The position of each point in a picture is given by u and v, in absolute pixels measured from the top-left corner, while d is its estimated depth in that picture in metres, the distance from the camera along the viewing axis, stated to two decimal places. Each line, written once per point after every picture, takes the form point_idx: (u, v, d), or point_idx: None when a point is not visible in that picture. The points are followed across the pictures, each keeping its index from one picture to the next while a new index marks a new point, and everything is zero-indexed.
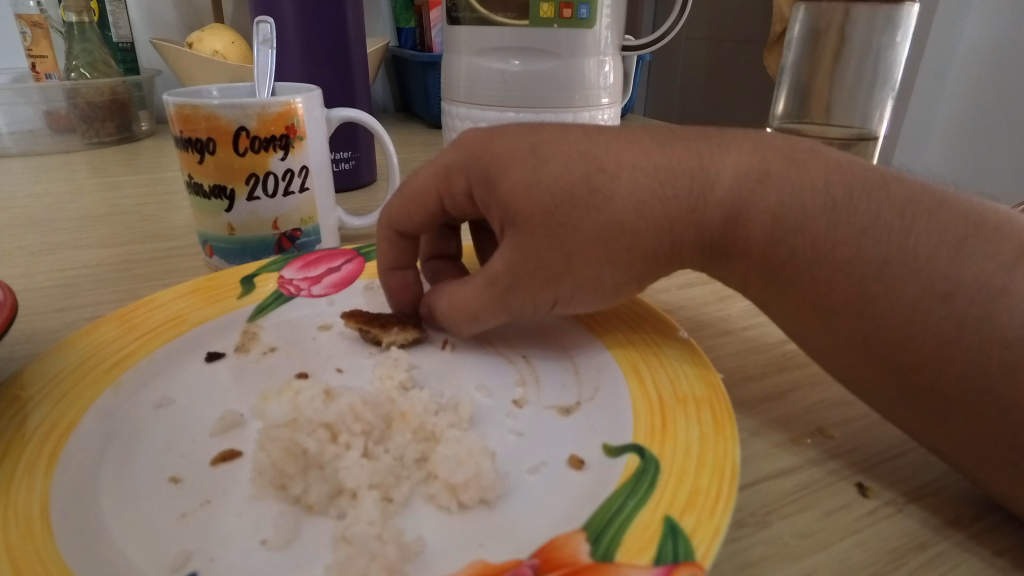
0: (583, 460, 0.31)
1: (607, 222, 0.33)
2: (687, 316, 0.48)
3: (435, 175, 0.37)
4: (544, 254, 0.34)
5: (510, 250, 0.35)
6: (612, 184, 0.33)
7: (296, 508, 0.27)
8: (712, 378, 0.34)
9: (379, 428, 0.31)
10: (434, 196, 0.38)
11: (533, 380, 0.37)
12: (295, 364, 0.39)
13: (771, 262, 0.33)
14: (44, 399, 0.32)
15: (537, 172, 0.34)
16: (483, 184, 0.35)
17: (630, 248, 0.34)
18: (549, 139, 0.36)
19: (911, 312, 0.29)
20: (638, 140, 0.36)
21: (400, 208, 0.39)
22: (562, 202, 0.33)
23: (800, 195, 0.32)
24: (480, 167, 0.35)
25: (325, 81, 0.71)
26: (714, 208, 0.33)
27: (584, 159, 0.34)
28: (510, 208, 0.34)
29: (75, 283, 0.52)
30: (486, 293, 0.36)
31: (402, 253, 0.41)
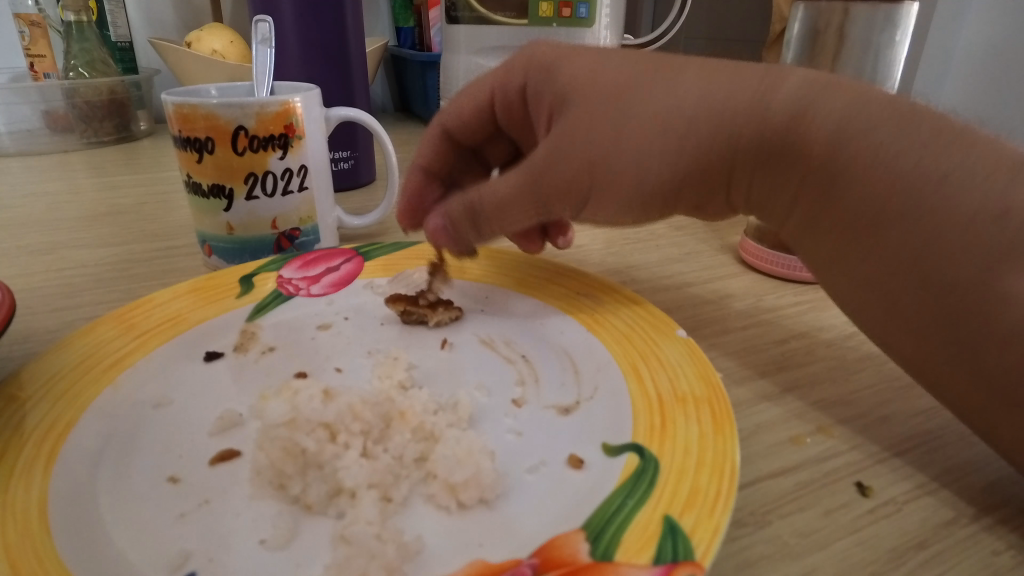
0: (583, 460, 0.31)
1: (661, 111, 0.34)
2: (687, 315, 0.48)
3: (504, 77, 0.44)
4: None
5: (563, 131, 0.36)
6: (672, 88, 0.34)
7: (296, 508, 0.27)
8: (712, 378, 0.33)
9: (379, 428, 0.31)
10: (506, 97, 0.43)
11: (532, 380, 0.37)
12: (294, 364, 0.39)
13: (825, 168, 0.32)
14: (43, 399, 0.32)
15: (604, 73, 0.36)
16: (554, 96, 0.38)
17: (683, 140, 0.34)
18: (618, 60, 0.37)
19: (960, 226, 0.29)
20: (703, 61, 0.36)
21: (472, 112, 0.47)
22: None
23: (862, 103, 0.32)
24: (543, 66, 0.40)
25: (324, 80, 0.71)
26: (779, 113, 0.33)
27: (648, 70, 0.35)
28: (567, 99, 0.36)
29: (74, 283, 0.52)
30: (526, 177, 0.37)
31: (458, 163, 0.44)
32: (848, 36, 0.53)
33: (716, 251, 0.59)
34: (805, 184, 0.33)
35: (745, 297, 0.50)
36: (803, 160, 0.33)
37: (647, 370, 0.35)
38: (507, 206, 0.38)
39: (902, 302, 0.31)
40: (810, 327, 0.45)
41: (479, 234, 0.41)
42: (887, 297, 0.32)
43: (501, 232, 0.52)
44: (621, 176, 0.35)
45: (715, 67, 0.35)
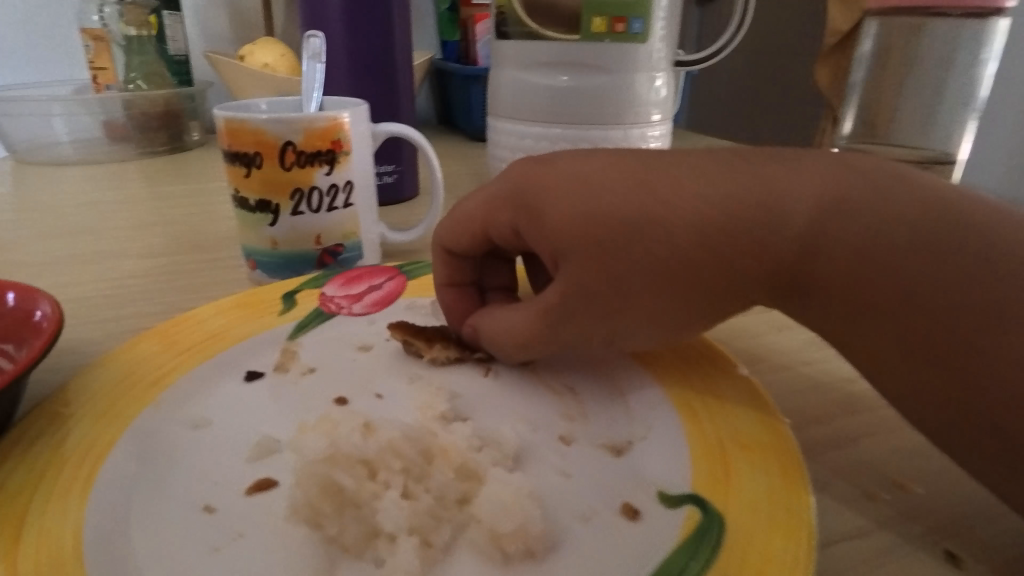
0: (638, 509, 0.28)
1: (665, 249, 0.32)
2: (743, 347, 0.45)
3: (481, 203, 0.35)
4: (598, 287, 0.33)
5: (564, 275, 0.33)
6: (668, 212, 0.32)
7: (332, 551, 0.26)
8: (778, 425, 0.31)
9: (419, 465, 0.29)
10: (480, 225, 0.35)
11: (580, 415, 0.35)
12: (333, 387, 0.38)
13: (848, 302, 0.31)
14: (84, 419, 0.32)
15: (590, 200, 0.32)
16: (528, 218, 0.33)
17: (692, 279, 0.32)
18: (603, 165, 0.34)
19: (1011, 379, 0.26)
20: (699, 163, 0.34)
21: (448, 232, 0.37)
22: (615, 232, 0.32)
23: (868, 223, 0.30)
24: (522, 197, 0.33)
25: (370, 95, 0.71)
26: (787, 242, 0.32)
27: (639, 185, 0.32)
28: (556, 242, 0.32)
29: (122, 294, 0.52)
30: (538, 321, 0.34)
31: (460, 273, 0.39)
32: None
33: None
34: (841, 322, 0.32)
35: (806, 328, 0.47)
36: (831, 296, 0.31)
37: (704, 407, 0.33)
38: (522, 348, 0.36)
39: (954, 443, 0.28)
40: None
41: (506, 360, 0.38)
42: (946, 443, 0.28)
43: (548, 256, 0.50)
44: (641, 317, 0.33)
45: (717, 173, 0.33)
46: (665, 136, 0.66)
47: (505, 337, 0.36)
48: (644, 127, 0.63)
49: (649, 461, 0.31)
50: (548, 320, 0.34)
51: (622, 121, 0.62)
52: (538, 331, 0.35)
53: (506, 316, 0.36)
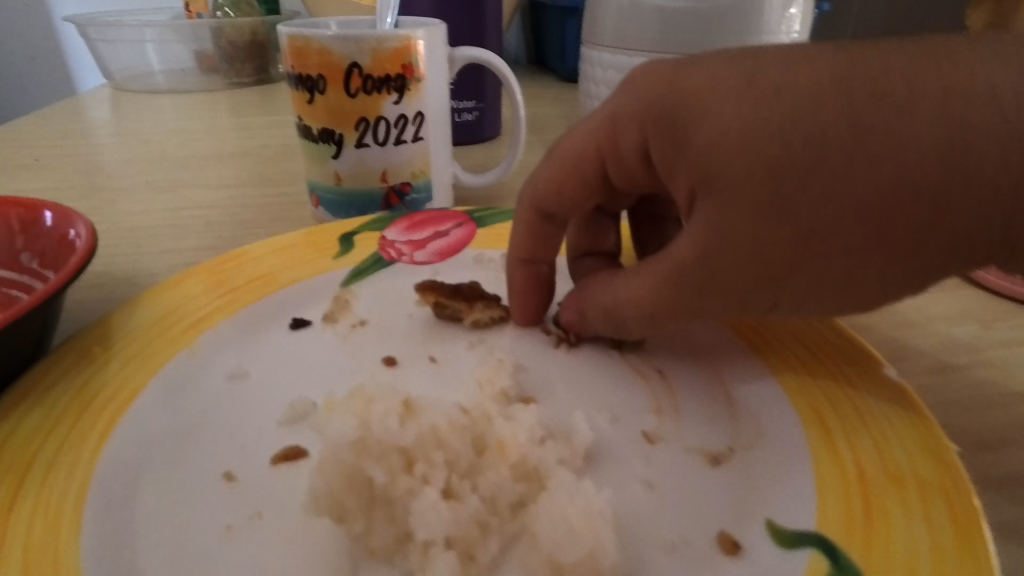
0: (740, 545, 0.22)
1: (875, 187, 0.22)
2: (882, 338, 0.36)
3: (596, 131, 0.27)
4: (759, 238, 0.23)
5: (710, 219, 0.24)
6: (893, 128, 0.21)
7: (356, 551, 0.21)
8: (945, 453, 0.23)
9: (468, 458, 0.24)
10: (596, 160, 0.28)
11: (671, 408, 0.28)
12: (384, 346, 0.33)
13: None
14: (115, 360, 0.29)
15: (764, 108, 0.22)
16: (668, 139, 0.24)
17: (911, 232, 0.22)
18: (783, 61, 0.23)
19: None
20: (948, 56, 0.22)
21: (548, 185, 0.29)
22: (797, 160, 0.22)
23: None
24: (664, 109, 0.24)
25: (454, 20, 0.64)
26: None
27: (843, 89, 0.22)
28: (707, 170, 0.23)
29: (186, 224, 0.50)
30: (667, 282, 0.26)
31: (551, 244, 0.32)
32: None
33: None
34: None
35: (966, 322, 0.37)
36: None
37: (839, 422, 0.25)
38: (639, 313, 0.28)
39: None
40: None
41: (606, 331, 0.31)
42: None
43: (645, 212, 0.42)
44: (822, 283, 0.24)
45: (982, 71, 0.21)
46: None
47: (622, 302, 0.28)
48: None
49: (759, 478, 0.25)
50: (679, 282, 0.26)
51: None
52: (664, 298, 0.27)
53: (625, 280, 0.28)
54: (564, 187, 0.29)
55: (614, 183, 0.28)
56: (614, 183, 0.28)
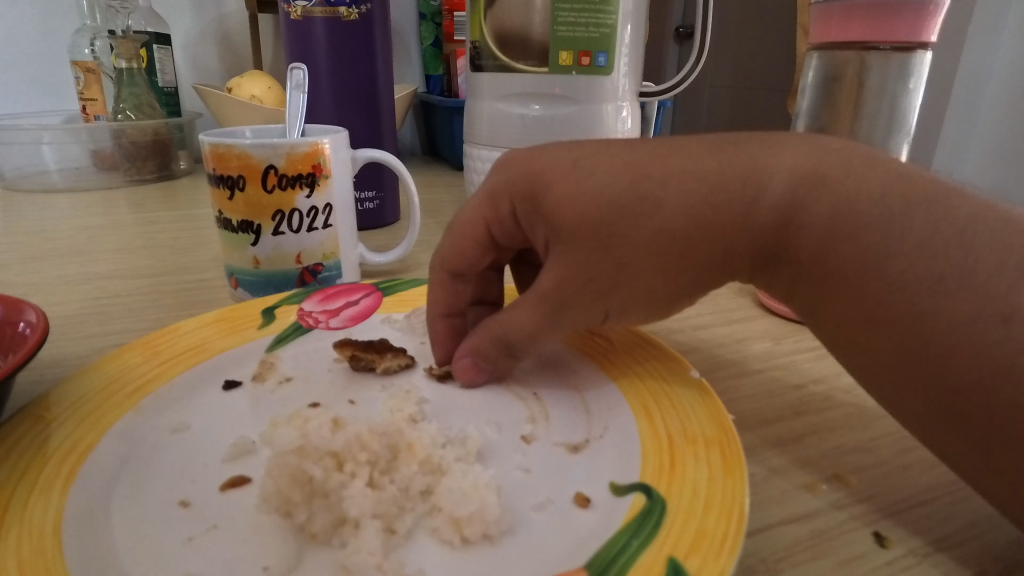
0: (589, 499, 0.30)
1: (659, 228, 0.32)
2: (703, 356, 0.47)
3: (481, 204, 0.37)
4: (595, 264, 0.33)
5: (562, 260, 0.33)
6: (662, 190, 0.32)
7: (301, 536, 0.27)
8: (723, 418, 0.33)
9: (386, 459, 0.31)
10: (483, 225, 0.37)
11: (543, 417, 0.37)
12: (309, 395, 0.40)
13: (822, 271, 0.32)
14: (67, 421, 0.33)
15: (583, 183, 0.32)
16: (528, 203, 0.34)
17: (682, 254, 0.32)
18: (588, 150, 0.34)
19: (963, 326, 0.28)
20: (676, 145, 0.34)
21: (452, 251, 0.39)
22: (608, 211, 0.32)
23: (837, 186, 0.31)
24: (522, 186, 0.34)
25: (354, 124, 0.75)
26: (769, 211, 0.32)
27: (629, 168, 0.33)
28: (556, 224, 0.33)
29: (106, 311, 0.54)
30: (540, 312, 0.35)
31: (452, 293, 0.41)
32: (868, 82, 0.52)
33: (734, 293, 0.59)
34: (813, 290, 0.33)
35: (762, 340, 0.50)
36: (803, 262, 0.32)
37: (658, 411, 0.35)
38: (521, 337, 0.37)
39: (913, 398, 0.30)
40: (828, 371, 0.45)
41: (494, 363, 0.39)
42: (897, 398, 0.31)
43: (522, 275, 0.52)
44: (634, 294, 0.34)
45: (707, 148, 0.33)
46: None
47: (505, 329, 0.37)
48: None
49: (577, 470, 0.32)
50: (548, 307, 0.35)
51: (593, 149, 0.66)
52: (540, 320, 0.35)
53: (508, 312, 0.37)
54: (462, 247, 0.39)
55: (499, 242, 0.38)
56: (498, 242, 0.38)
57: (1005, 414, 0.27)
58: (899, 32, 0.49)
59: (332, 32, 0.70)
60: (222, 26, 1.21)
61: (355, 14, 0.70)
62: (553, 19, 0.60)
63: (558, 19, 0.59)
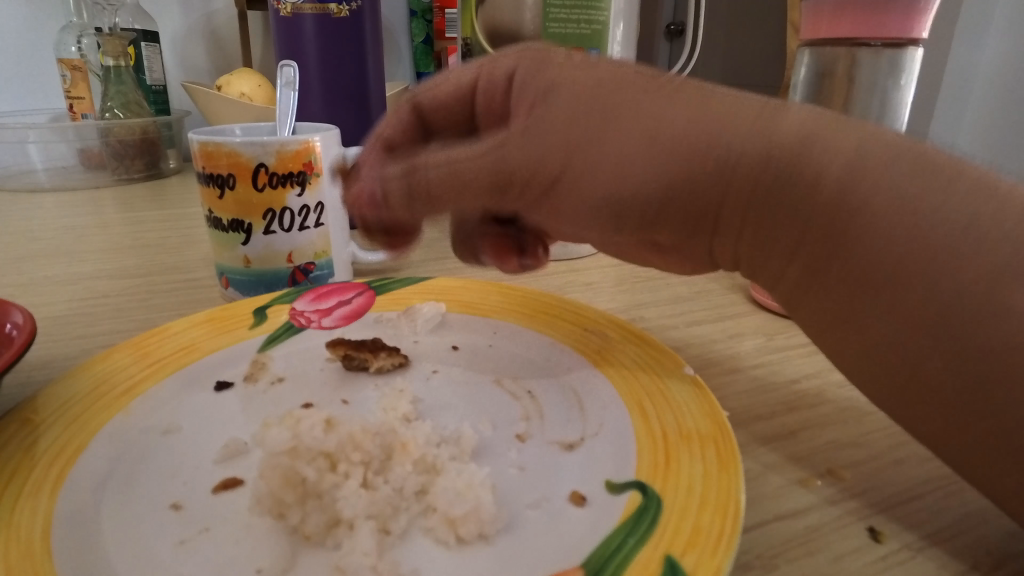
0: (585, 496, 0.30)
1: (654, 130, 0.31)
2: (695, 353, 0.47)
3: (475, 71, 0.38)
4: (553, 132, 0.32)
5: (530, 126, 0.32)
6: (662, 102, 0.31)
7: (294, 538, 0.27)
8: (717, 415, 0.33)
9: (379, 459, 0.31)
10: (469, 86, 0.38)
11: (536, 415, 0.37)
12: (302, 395, 0.39)
13: (823, 221, 0.30)
14: (55, 424, 0.33)
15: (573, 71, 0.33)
16: (532, 60, 0.34)
17: (685, 176, 0.31)
18: (612, 63, 0.34)
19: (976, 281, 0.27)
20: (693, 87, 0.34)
21: (433, 95, 0.40)
22: (600, 83, 0.32)
23: (827, 138, 0.30)
24: (533, 54, 0.35)
25: (344, 121, 0.74)
26: (765, 143, 0.30)
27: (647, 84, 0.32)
28: (549, 72, 0.33)
29: (95, 312, 0.53)
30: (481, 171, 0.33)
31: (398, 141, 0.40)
32: (859, 77, 0.52)
33: (727, 290, 0.59)
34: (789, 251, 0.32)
35: (754, 335, 0.50)
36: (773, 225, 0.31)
37: (652, 407, 0.35)
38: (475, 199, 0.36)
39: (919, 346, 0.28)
40: (820, 366, 0.45)
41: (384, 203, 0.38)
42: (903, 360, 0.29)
43: (517, 277, 0.51)
44: (603, 173, 0.32)
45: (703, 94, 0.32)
46: None
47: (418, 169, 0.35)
48: None
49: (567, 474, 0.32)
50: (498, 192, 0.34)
51: None
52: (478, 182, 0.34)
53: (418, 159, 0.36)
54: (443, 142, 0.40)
55: (480, 115, 0.38)
56: (479, 114, 0.38)
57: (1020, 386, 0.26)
58: (889, 28, 0.49)
59: (322, 29, 0.69)
60: (210, 23, 1.20)
61: (345, 11, 0.69)
62: (543, 16, 0.59)
63: (549, 15, 0.59)
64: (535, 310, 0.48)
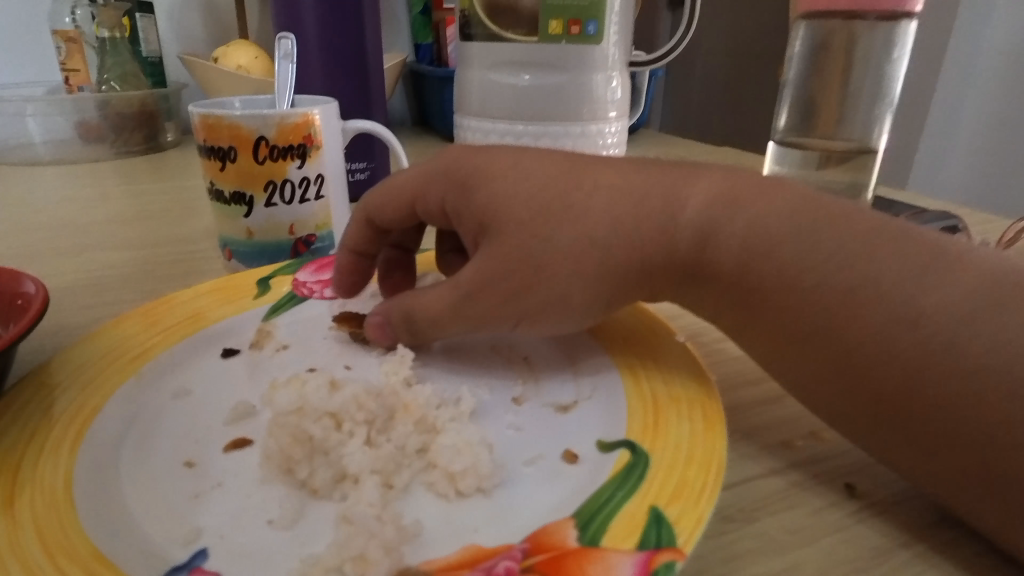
0: (577, 455, 0.32)
1: (588, 230, 0.35)
2: (688, 323, 0.49)
3: (418, 176, 0.39)
4: (507, 264, 0.35)
5: (486, 254, 0.36)
6: (588, 201, 0.35)
7: (302, 492, 0.29)
8: (706, 379, 0.35)
9: (382, 419, 0.32)
10: (410, 201, 0.39)
11: (533, 380, 0.38)
12: (307, 361, 0.41)
13: (742, 288, 0.34)
14: (70, 387, 0.34)
15: (518, 184, 0.36)
16: (457, 192, 0.37)
17: (600, 263, 0.35)
18: (508, 158, 0.38)
19: (885, 336, 0.29)
20: (601, 164, 0.38)
21: (379, 203, 0.40)
22: (536, 214, 0.35)
23: (766, 232, 0.33)
24: (456, 175, 0.38)
25: (342, 93, 0.74)
26: (681, 232, 0.35)
27: (561, 179, 0.36)
28: (484, 215, 0.36)
29: (102, 283, 0.55)
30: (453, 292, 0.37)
31: (367, 239, 0.42)
32: (855, 47, 0.55)
33: None
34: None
35: None
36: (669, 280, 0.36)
37: (644, 372, 0.37)
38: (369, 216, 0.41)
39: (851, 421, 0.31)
40: None
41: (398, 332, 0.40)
42: (844, 421, 0.31)
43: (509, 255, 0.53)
44: (549, 298, 0.36)
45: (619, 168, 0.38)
46: (622, 133, 0.70)
47: (412, 309, 0.38)
48: (601, 123, 0.67)
49: (560, 431, 0.33)
50: (457, 293, 0.37)
51: (581, 117, 0.65)
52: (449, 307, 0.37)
53: (420, 294, 0.39)
54: (378, 203, 0.40)
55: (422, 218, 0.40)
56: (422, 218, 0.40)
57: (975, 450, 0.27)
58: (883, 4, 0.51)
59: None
60: None
61: None
62: None
63: None
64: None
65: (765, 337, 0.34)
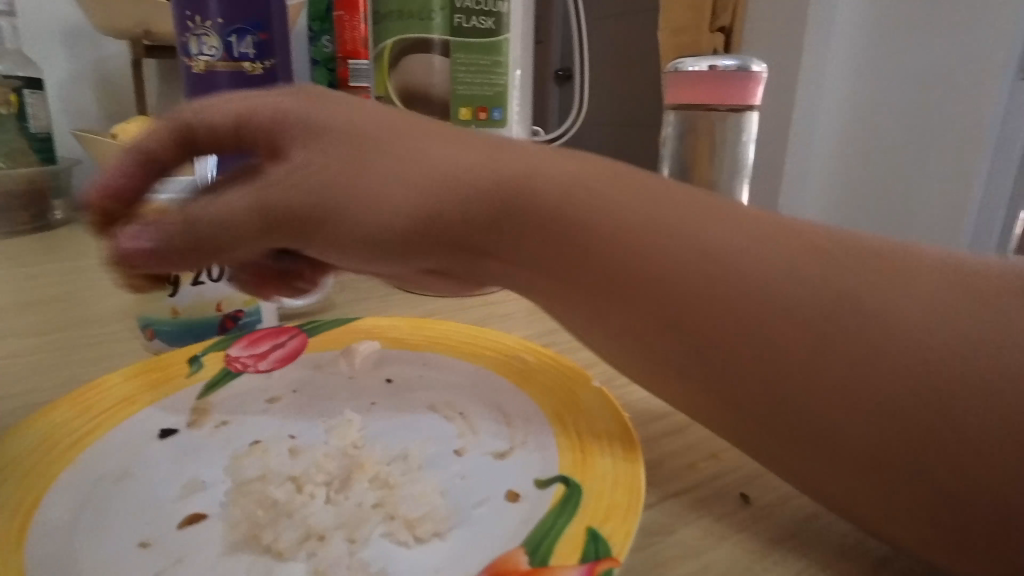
0: (519, 493, 0.35)
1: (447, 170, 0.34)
2: (602, 369, 0.55)
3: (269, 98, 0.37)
4: (327, 178, 0.34)
5: (303, 154, 0.34)
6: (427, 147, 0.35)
7: (269, 555, 0.31)
8: (622, 417, 0.40)
9: (340, 479, 0.36)
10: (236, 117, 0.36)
11: (471, 432, 0.42)
12: (250, 434, 0.42)
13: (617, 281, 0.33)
14: (5, 483, 0.33)
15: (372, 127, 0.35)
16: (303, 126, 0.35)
17: (445, 227, 0.34)
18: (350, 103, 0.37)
19: (773, 339, 0.30)
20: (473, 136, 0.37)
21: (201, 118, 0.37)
22: (367, 139, 0.34)
23: (640, 213, 0.33)
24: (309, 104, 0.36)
25: None
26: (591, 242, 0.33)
27: (426, 130, 0.36)
28: (314, 128, 0.35)
29: (8, 373, 0.52)
30: (252, 202, 0.35)
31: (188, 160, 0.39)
32: (719, 131, 0.63)
33: None
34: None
35: None
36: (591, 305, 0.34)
37: (569, 417, 0.42)
38: (232, 235, 0.36)
39: (725, 421, 0.32)
40: None
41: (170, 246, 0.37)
42: (720, 426, 0.33)
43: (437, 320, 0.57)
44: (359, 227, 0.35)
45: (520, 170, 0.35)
46: None
47: (207, 217, 0.36)
48: None
49: (501, 475, 0.37)
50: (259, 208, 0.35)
51: None
52: (248, 213, 0.35)
53: (223, 196, 0.36)
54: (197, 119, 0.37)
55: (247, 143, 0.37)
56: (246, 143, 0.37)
57: (857, 443, 0.28)
58: (732, 96, 0.61)
59: (236, 88, 0.65)
60: (102, 69, 1.17)
61: (259, 69, 0.65)
62: (451, 79, 0.64)
63: (457, 79, 0.64)
64: (457, 344, 0.53)
65: (630, 333, 0.34)
